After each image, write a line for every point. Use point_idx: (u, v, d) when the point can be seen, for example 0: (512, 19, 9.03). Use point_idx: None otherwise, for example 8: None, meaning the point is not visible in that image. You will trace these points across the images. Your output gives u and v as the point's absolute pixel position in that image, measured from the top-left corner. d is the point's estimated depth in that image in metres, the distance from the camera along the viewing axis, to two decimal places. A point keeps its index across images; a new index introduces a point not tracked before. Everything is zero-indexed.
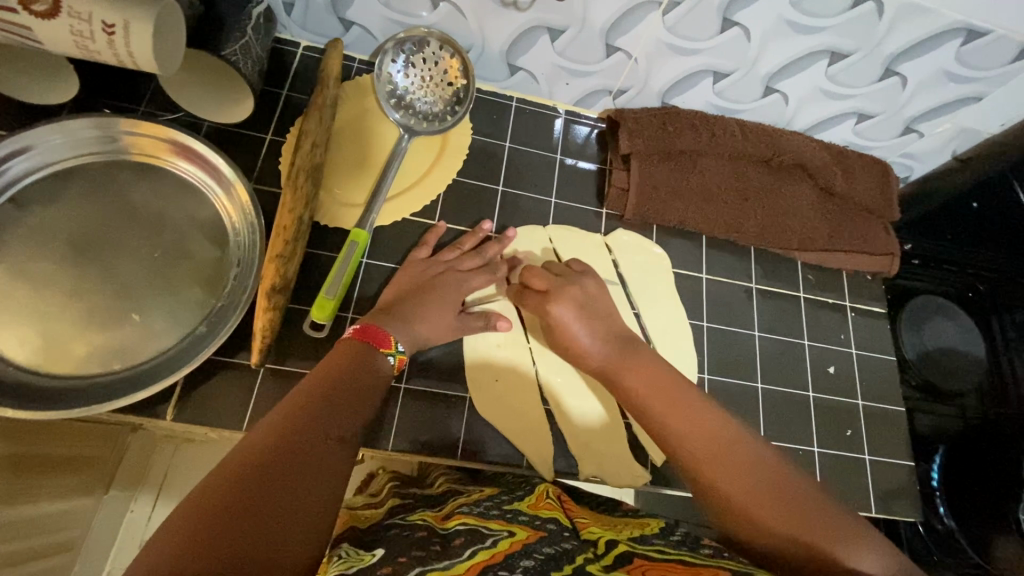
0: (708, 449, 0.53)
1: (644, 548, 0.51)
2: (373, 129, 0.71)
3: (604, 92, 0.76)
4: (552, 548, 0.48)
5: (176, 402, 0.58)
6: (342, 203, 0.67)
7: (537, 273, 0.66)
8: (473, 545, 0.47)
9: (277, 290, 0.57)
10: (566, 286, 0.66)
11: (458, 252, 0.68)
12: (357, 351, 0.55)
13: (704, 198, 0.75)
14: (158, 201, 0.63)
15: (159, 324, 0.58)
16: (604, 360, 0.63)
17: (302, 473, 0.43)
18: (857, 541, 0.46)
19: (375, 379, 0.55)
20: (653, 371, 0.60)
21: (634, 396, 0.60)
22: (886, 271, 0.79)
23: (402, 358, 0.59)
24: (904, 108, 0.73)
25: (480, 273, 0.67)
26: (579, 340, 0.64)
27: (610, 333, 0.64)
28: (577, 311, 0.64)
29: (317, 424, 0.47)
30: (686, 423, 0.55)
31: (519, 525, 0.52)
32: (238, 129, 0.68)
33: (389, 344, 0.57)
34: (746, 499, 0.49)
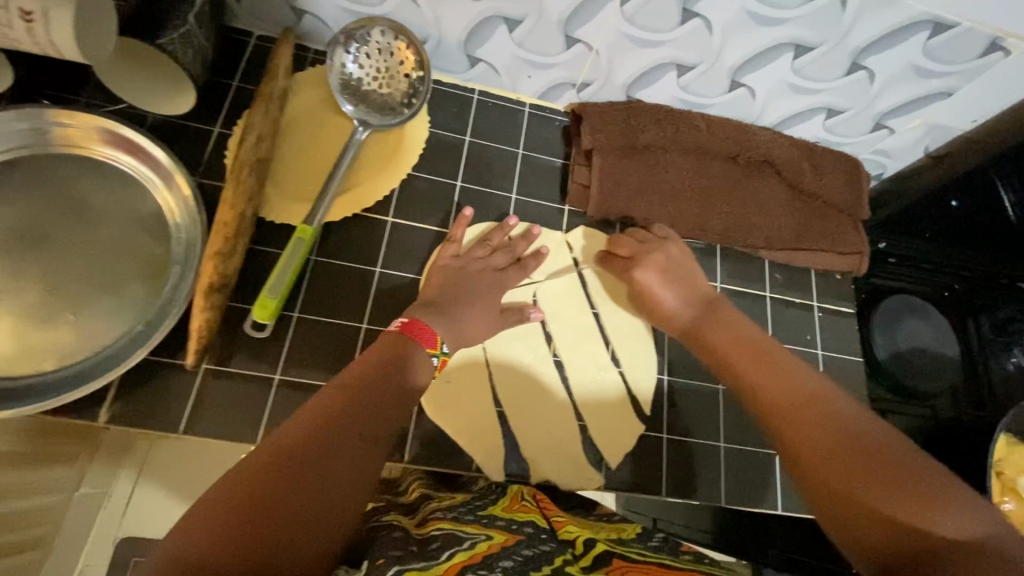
0: (785, 406, 0.51)
1: (623, 549, 0.52)
2: (326, 123, 0.69)
3: (568, 85, 0.74)
4: (532, 549, 0.47)
5: (111, 403, 0.56)
6: (290, 198, 0.65)
7: (624, 239, 0.70)
8: (449, 547, 0.44)
9: (215, 288, 0.55)
10: (651, 252, 0.68)
11: (489, 248, 0.68)
12: (399, 346, 0.54)
13: (668, 195, 0.73)
14: (99, 196, 0.61)
15: (95, 323, 0.56)
16: (690, 322, 0.65)
17: (327, 468, 0.42)
18: (947, 507, 0.40)
19: (413, 378, 0.53)
20: (739, 334, 0.60)
21: (724, 356, 0.60)
22: (855, 270, 0.77)
23: (445, 358, 0.59)
24: (874, 102, 0.71)
25: (515, 271, 0.67)
26: (666, 303, 0.67)
27: (687, 299, 0.66)
28: (661, 276, 0.67)
29: (349, 419, 0.46)
30: (773, 381, 0.54)
31: (496, 529, 0.50)
32: (184, 121, 0.66)
33: (435, 345, 0.57)
34: (831, 460, 0.46)
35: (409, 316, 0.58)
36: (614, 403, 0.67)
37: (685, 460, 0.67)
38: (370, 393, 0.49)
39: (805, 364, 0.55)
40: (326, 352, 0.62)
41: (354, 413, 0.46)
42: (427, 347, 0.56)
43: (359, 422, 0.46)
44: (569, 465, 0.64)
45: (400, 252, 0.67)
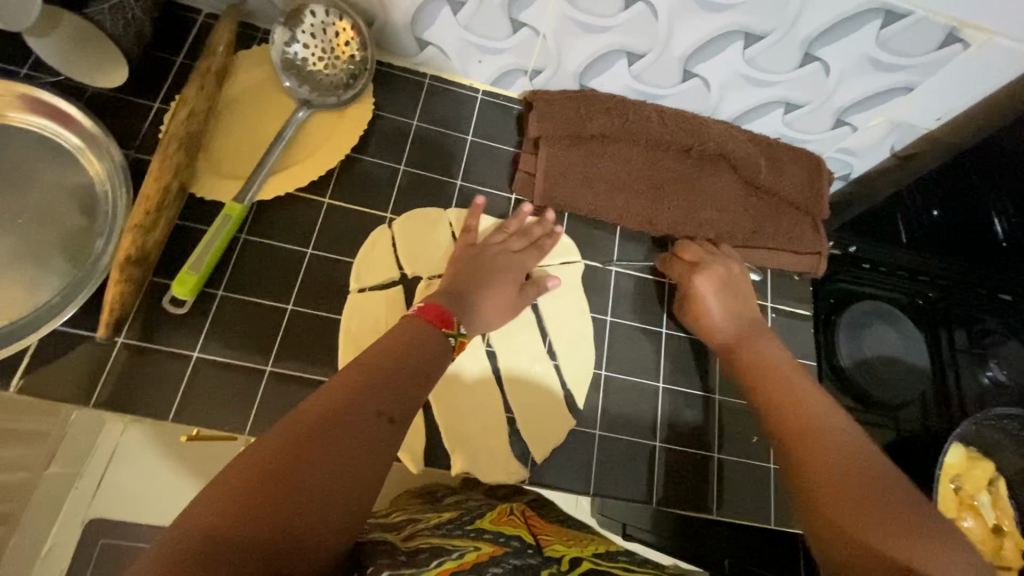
0: (799, 428, 0.52)
1: (609, 565, 0.47)
2: (267, 102, 0.68)
3: (519, 72, 0.73)
4: (518, 561, 0.44)
5: (21, 372, 0.55)
6: (223, 175, 0.64)
7: (693, 245, 0.70)
8: (437, 556, 0.42)
9: (132, 262, 0.55)
10: (716, 263, 0.69)
11: (505, 234, 0.68)
12: (417, 328, 0.53)
13: (617, 186, 0.71)
14: (29, 167, 0.60)
15: (15, 291, 0.56)
16: (735, 335, 0.65)
17: (336, 450, 0.40)
18: (943, 550, 0.42)
19: (429, 356, 0.52)
20: (774, 358, 0.61)
21: (754, 371, 0.60)
22: (813, 271, 0.75)
23: (462, 341, 0.56)
24: (833, 97, 0.69)
25: (532, 254, 0.67)
26: (710, 305, 0.67)
27: (744, 317, 0.66)
28: (720, 291, 0.67)
29: (360, 401, 0.43)
30: (791, 403, 0.55)
31: (483, 541, 0.48)
32: (122, 95, 0.65)
33: (451, 324, 0.55)
34: (823, 473, 0.47)
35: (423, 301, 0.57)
36: (548, 397, 0.65)
37: (617, 459, 0.64)
38: (387, 373, 0.47)
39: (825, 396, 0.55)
40: (247, 330, 0.60)
41: (369, 391, 0.44)
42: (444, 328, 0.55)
43: (373, 402, 0.44)
44: (493, 458, 0.61)
45: (334, 233, 0.66)
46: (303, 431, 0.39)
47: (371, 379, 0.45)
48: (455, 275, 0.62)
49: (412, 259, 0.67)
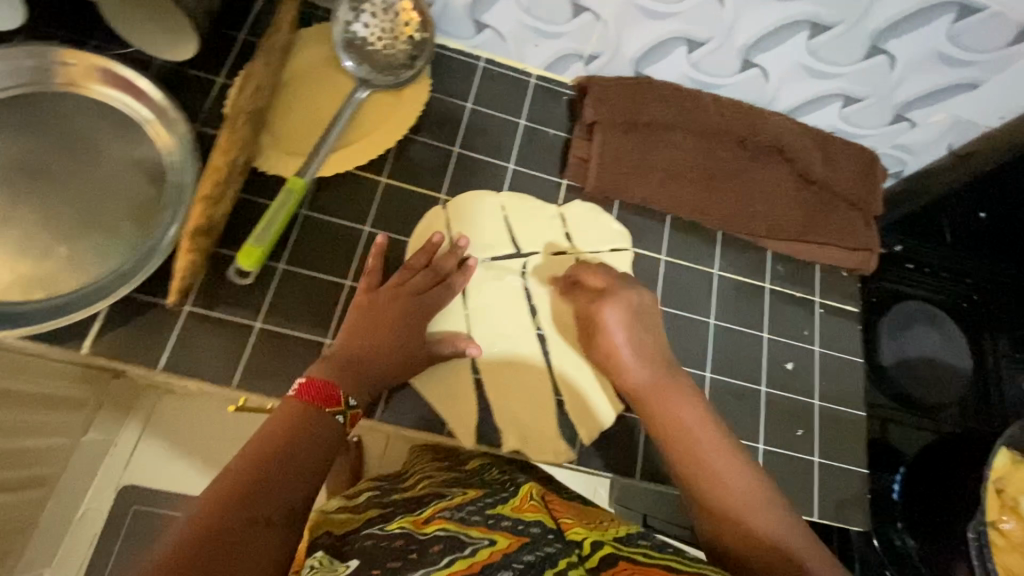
0: (708, 467, 0.53)
1: (630, 549, 0.48)
2: (327, 80, 0.69)
3: (575, 57, 0.73)
4: (533, 555, 0.44)
5: (95, 335, 0.57)
6: (283, 151, 0.65)
7: (594, 271, 0.64)
8: (449, 553, 0.44)
9: (202, 233, 0.56)
10: (622, 289, 0.63)
11: (412, 270, 0.62)
12: (300, 411, 0.49)
13: (670, 175, 0.71)
14: (99, 136, 0.62)
15: (87, 257, 0.58)
16: (644, 376, 0.59)
17: (238, 559, 0.40)
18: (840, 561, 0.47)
19: (319, 441, 0.49)
20: (673, 390, 0.58)
21: (656, 413, 0.57)
22: (863, 267, 0.74)
23: (355, 414, 0.52)
24: (894, 92, 0.68)
25: (439, 292, 0.62)
26: (620, 353, 0.60)
27: (654, 351, 0.61)
28: (625, 319, 0.61)
29: (232, 516, 0.41)
30: (690, 442, 0.55)
31: (500, 531, 0.48)
32: (188, 69, 0.66)
33: (335, 399, 0.51)
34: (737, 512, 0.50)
35: (309, 372, 0.53)
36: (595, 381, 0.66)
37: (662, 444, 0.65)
38: (265, 472, 0.45)
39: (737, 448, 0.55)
40: (308, 304, 0.62)
41: (246, 500, 0.43)
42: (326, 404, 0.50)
43: (245, 513, 0.42)
44: (542, 439, 0.62)
45: (390, 213, 0.67)
46: (180, 560, 0.38)
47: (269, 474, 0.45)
48: (371, 337, 0.57)
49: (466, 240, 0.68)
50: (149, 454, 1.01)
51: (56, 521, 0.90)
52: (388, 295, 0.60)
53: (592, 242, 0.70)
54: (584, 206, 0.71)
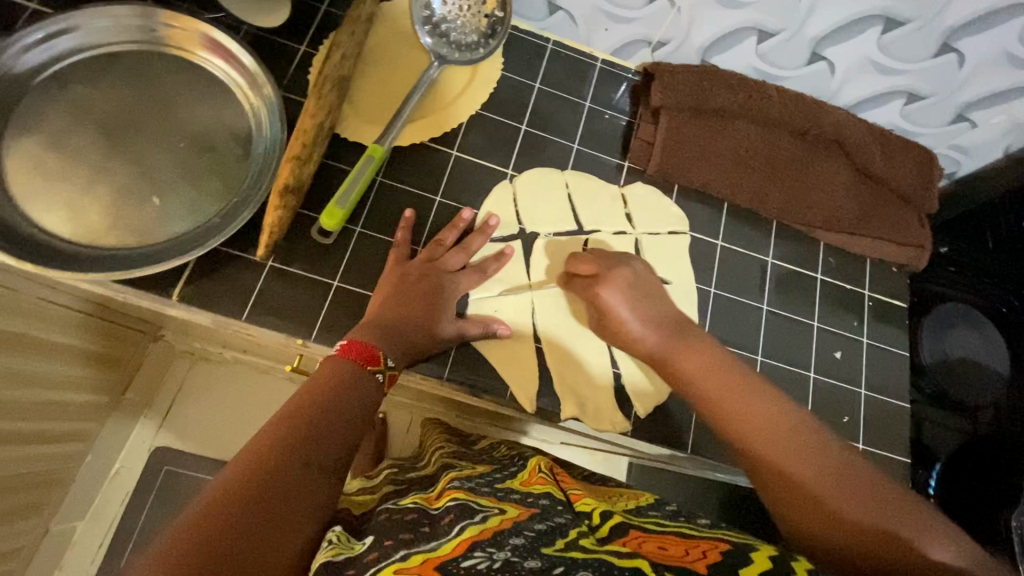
0: (769, 437, 0.50)
1: (640, 520, 0.49)
2: (405, 53, 0.71)
3: (643, 43, 0.75)
4: (544, 524, 0.45)
5: (183, 284, 0.60)
6: (363, 119, 0.67)
7: (585, 258, 0.64)
8: (460, 522, 0.44)
9: (290, 190, 0.59)
10: (614, 267, 0.62)
11: (443, 248, 0.64)
12: (342, 369, 0.51)
13: (730, 162, 0.72)
14: (191, 97, 0.65)
15: (176, 209, 0.61)
16: (659, 345, 0.59)
17: (277, 508, 0.40)
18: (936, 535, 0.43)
19: (361, 395, 0.50)
20: (709, 356, 0.56)
21: (696, 385, 0.55)
22: (913, 264, 0.75)
23: (394, 373, 0.54)
24: (959, 91, 0.69)
25: (469, 274, 0.64)
26: (627, 325, 0.60)
27: (663, 319, 0.60)
28: (626, 295, 0.61)
29: (286, 459, 0.43)
30: (748, 413, 0.51)
31: (509, 503, 0.49)
32: (275, 37, 0.69)
33: (377, 359, 0.52)
34: (812, 484, 0.47)
35: (348, 336, 0.55)
36: None
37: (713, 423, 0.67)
38: (313, 421, 0.46)
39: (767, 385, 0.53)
40: (380, 266, 0.64)
41: (297, 444, 0.44)
42: (368, 363, 0.52)
43: (297, 457, 0.43)
44: (598, 409, 0.65)
45: (460, 184, 0.69)
46: (238, 496, 0.39)
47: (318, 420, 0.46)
48: (399, 308, 0.58)
49: (531, 214, 0.70)
50: (184, 420, 1.03)
51: (94, 472, 0.93)
52: (419, 269, 0.62)
53: (653, 223, 0.72)
54: (640, 187, 0.73)
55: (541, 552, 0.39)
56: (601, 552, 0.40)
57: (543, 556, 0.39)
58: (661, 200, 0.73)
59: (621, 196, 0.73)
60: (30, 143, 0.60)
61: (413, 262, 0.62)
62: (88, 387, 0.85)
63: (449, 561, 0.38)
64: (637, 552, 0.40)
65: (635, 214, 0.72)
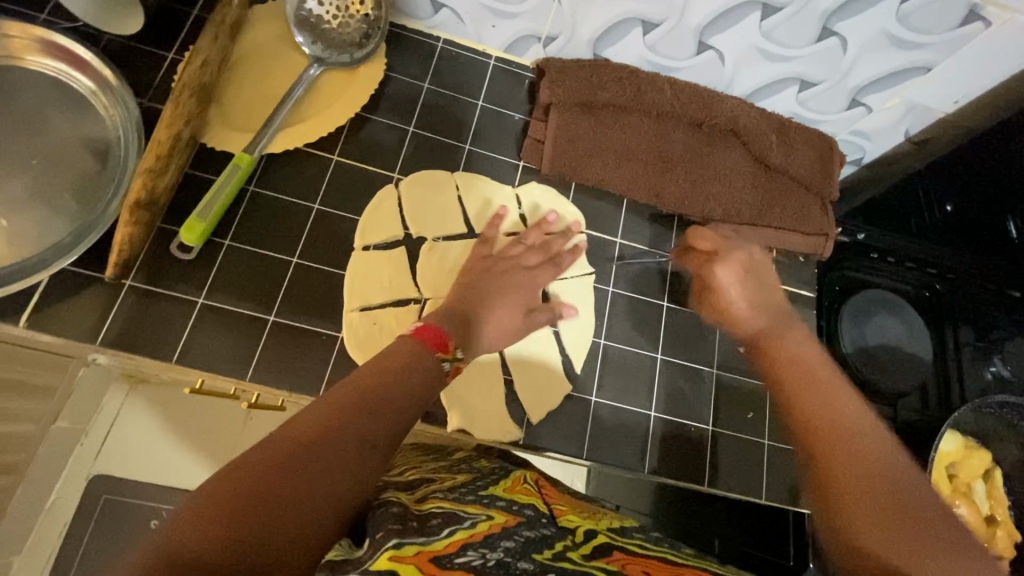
0: (832, 423, 0.44)
1: (625, 541, 0.46)
2: (279, 56, 0.68)
3: (533, 38, 0.72)
4: (532, 532, 0.44)
5: (31, 309, 0.56)
6: (232, 127, 0.64)
7: (708, 233, 0.65)
8: (450, 525, 0.41)
9: (142, 205, 0.55)
10: (736, 249, 0.63)
11: (521, 246, 0.66)
12: (409, 348, 0.50)
13: (625, 155, 0.70)
14: (42, 110, 0.61)
15: (26, 229, 0.57)
16: (758, 328, 0.57)
17: (322, 470, 0.38)
18: None
19: (422, 377, 0.48)
20: (807, 350, 0.51)
21: (779, 363, 0.51)
22: (819, 253, 0.74)
23: (458, 366, 0.53)
24: (848, 75, 0.68)
25: (546, 270, 0.65)
26: (733, 305, 0.60)
27: (765, 303, 0.59)
28: (742, 278, 0.61)
29: (342, 427, 0.40)
30: (818, 399, 0.46)
31: (496, 509, 0.47)
32: (138, 45, 0.66)
33: (447, 348, 0.52)
34: (861, 491, 0.40)
35: (425, 320, 0.53)
36: (545, 363, 0.66)
37: (611, 428, 0.65)
38: (376, 394, 0.44)
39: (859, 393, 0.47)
40: (251, 279, 0.61)
41: (357, 413, 0.42)
42: (437, 350, 0.51)
43: (356, 428, 0.41)
44: (489, 419, 0.62)
45: (342, 191, 0.66)
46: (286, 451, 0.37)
47: (371, 402, 0.43)
48: (460, 299, 0.59)
49: (417, 218, 0.67)
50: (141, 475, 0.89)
51: None
52: (502, 267, 0.63)
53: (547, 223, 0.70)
54: (534, 186, 0.71)
55: (533, 557, 0.38)
56: (589, 566, 0.39)
57: (535, 561, 0.38)
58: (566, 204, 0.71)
59: (515, 197, 0.70)
60: None
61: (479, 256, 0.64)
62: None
63: (442, 556, 0.37)
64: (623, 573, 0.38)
65: (528, 216, 0.70)
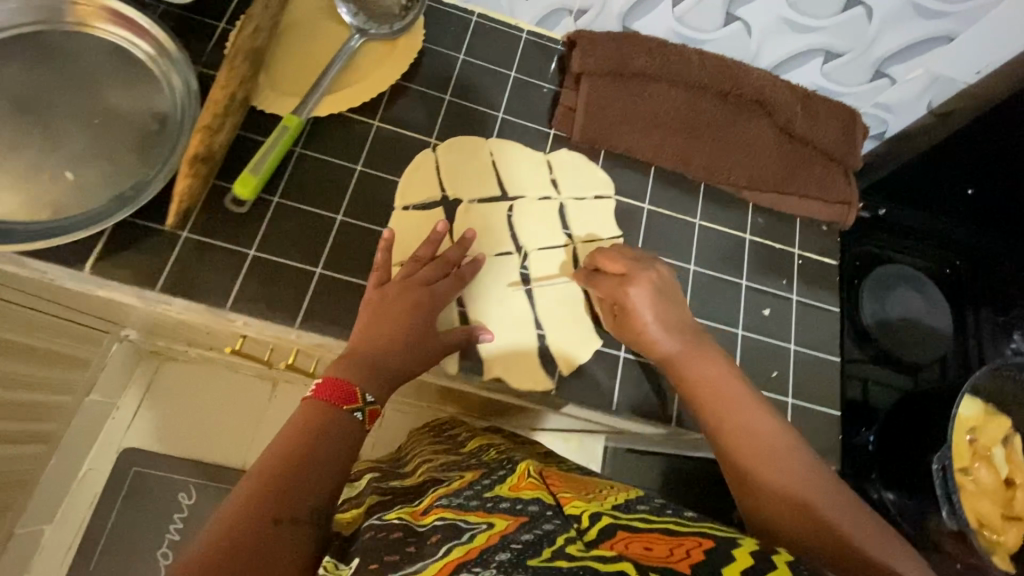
0: (757, 453, 0.52)
1: (629, 518, 0.45)
2: (324, 26, 0.71)
3: (565, 12, 0.76)
4: (534, 534, 0.43)
5: (97, 256, 0.59)
6: (281, 92, 0.68)
7: (610, 255, 0.65)
8: (447, 542, 0.43)
9: (201, 160, 0.59)
10: (641, 270, 0.64)
11: (417, 263, 0.63)
12: (312, 415, 0.51)
13: (654, 124, 0.73)
14: (105, 73, 0.65)
15: (90, 182, 0.61)
16: (674, 348, 0.60)
17: (243, 564, 0.41)
18: (892, 552, 0.46)
19: (328, 441, 0.50)
20: (712, 372, 0.58)
21: (700, 392, 0.57)
22: (841, 221, 0.76)
23: (373, 411, 0.53)
24: (873, 46, 0.70)
25: (448, 282, 0.63)
26: (648, 327, 0.61)
27: (681, 322, 0.62)
28: (654, 297, 0.62)
29: (250, 526, 0.43)
30: (740, 428, 0.54)
31: (498, 514, 0.46)
32: (193, 15, 0.70)
33: (353, 399, 0.52)
34: (790, 510, 0.48)
35: (325, 374, 0.54)
36: (576, 320, 0.68)
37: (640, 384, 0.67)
38: (284, 475, 0.46)
39: (761, 403, 0.56)
40: (299, 234, 0.64)
41: (264, 503, 0.44)
42: (343, 403, 0.52)
43: (267, 517, 0.44)
44: (523, 371, 0.65)
45: (382, 154, 0.69)
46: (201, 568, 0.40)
47: (280, 487, 0.46)
48: (364, 342, 0.57)
49: (454, 181, 0.70)
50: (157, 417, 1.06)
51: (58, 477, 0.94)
52: (397, 289, 0.60)
53: (579, 187, 0.73)
54: (564, 153, 0.74)
55: (526, 565, 0.38)
56: (588, 559, 0.39)
57: (529, 569, 0.38)
58: (576, 180, 0.73)
59: (547, 164, 0.73)
60: None
61: (389, 283, 0.61)
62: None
63: None
64: (625, 560, 0.38)
65: (560, 181, 0.72)
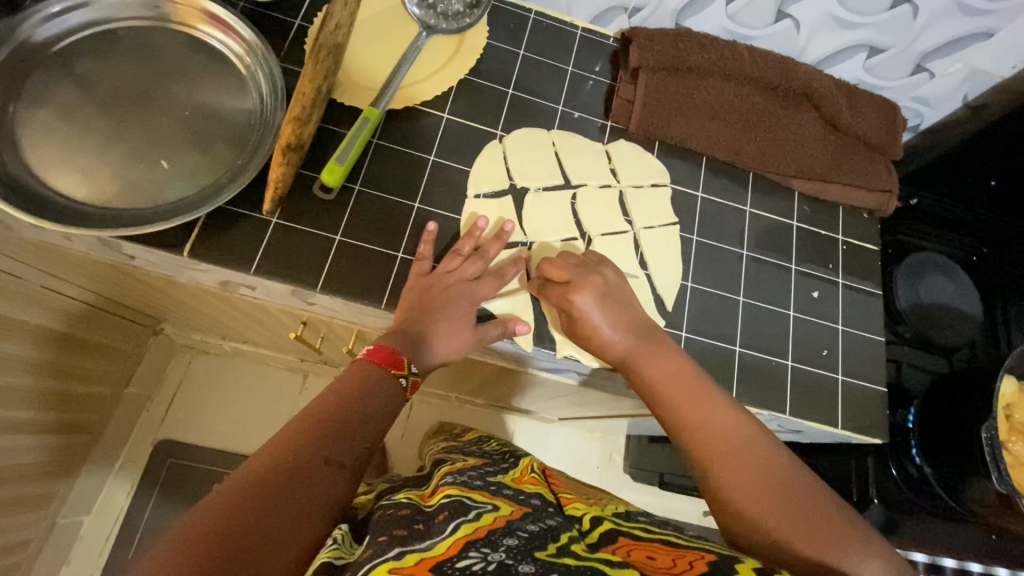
0: (720, 448, 0.54)
1: (628, 526, 0.56)
2: (396, 25, 0.76)
3: (620, 10, 0.80)
4: (536, 525, 0.51)
5: (193, 240, 0.62)
6: (358, 86, 0.71)
7: (556, 264, 0.65)
8: (455, 519, 0.48)
9: (292, 149, 0.62)
10: (587, 275, 0.64)
11: (459, 258, 0.65)
12: (358, 372, 0.56)
13: (707, 116, 0.77)
14: (193, 67, 0.68)
15: (184, 171, 0.64)
16: (628, 349, 0.62)
17: (294, 487, 0.45)
18: (859, 549, 0.47)
19: (371, 400, 0.54)
20: (672, 366, 0.60)
21: (658, 390, 0.59)
22: (882, 209, 0.80)
23: (416, 379, 0.60)
24: (916, 42, 0.75)
25: (489, 281, 0.65)
26: (601, 331, 0.62)
27: (633, 322, 0.64)
28: (599, 300, 0.63)
29: (302, 455, 0.46)
30: (701, 424, 0.56)
31: (503, 499, 0.55)
32: (272, 13, 0.73)
33: (402, 365, 0.58)
34: (757, 506, 0.50)
35: (375, 341, 0.59)
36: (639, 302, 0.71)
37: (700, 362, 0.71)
38: (332, 417, 0.51)
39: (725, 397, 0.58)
40: (379, 220, 0.67)
41: (316, 439, 0.48)
42: (393, 368, 0.57)
43: (319, 450, 0.47)
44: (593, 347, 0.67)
45: (452, 145, 0.73)
46: (257, 484, 0.43)
47: (324, 425, 0.50)
48: (413, 322, 0.61)
49: (521, 169, 0.73)
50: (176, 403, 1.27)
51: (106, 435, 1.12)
52: (443, 280, 0.63)
53: (637, 175, 0.76)
54: (621, 144, 0.77)
55: (535, 555, 0.44)
56: (591, 558, 0.45)
57: (538, 559, 0.43)
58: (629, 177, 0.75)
59: (606, 155, 0.77)
60: (42, 114, 0.63)
61: (435, 274, 0.64)
62: (51, 402, 0.93)
63: (442, 562, 0.42)
64: (626, 564, 0.45)
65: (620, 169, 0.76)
